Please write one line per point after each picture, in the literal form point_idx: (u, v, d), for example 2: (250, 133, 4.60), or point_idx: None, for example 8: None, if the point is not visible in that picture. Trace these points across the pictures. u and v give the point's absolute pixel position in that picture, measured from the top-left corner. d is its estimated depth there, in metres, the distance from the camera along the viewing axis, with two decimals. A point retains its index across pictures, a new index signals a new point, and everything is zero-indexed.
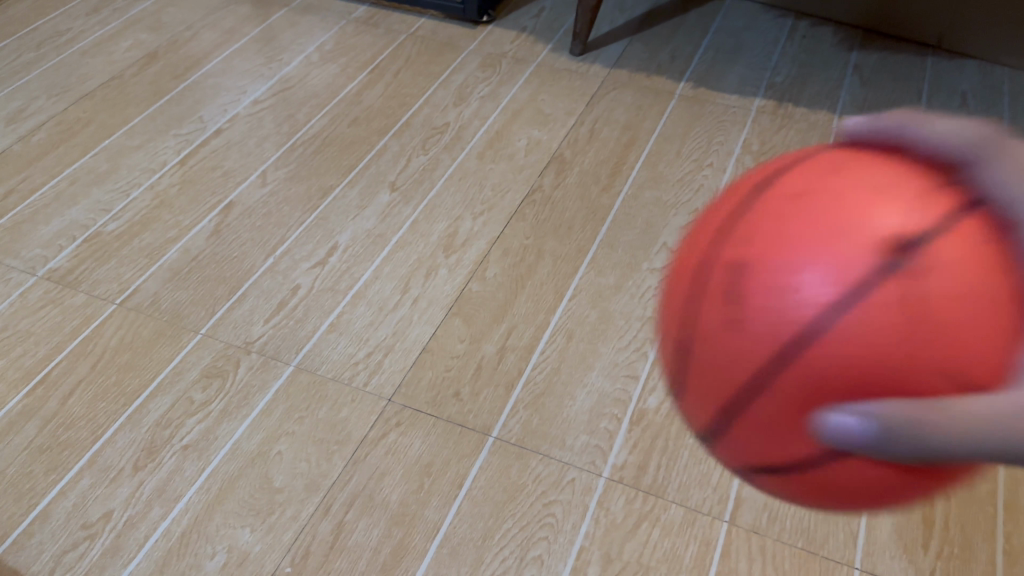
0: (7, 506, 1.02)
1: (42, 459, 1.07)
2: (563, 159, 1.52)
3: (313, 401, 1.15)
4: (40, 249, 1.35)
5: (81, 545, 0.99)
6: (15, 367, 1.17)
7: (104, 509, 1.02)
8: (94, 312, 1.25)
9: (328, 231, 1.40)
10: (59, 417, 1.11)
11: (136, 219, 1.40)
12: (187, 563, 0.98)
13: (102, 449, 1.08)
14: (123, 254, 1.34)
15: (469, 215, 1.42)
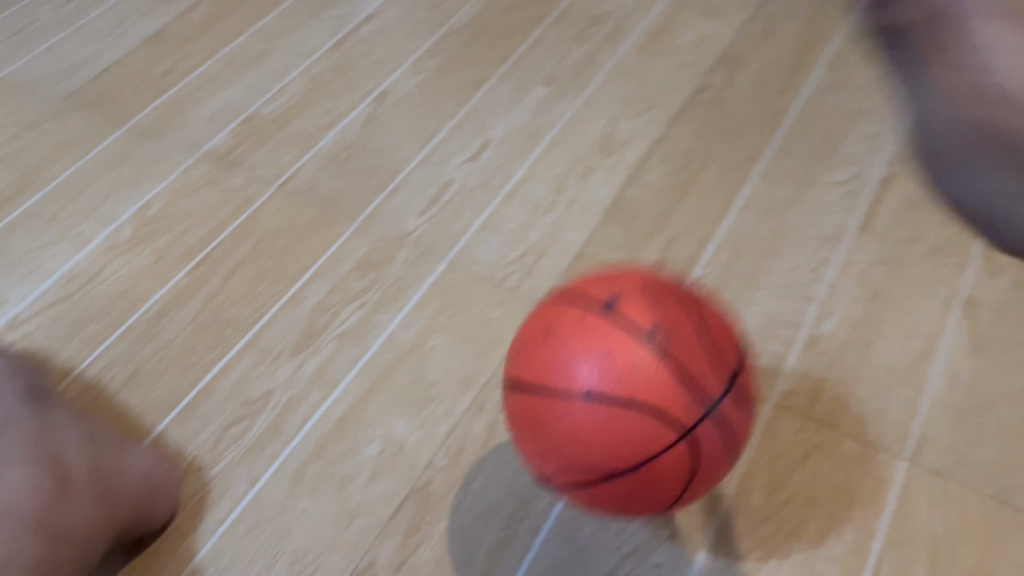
0: (175, 378, 1.05)
1: (206, 335, 1.09)
2: (734, 59, 1.41)
3: (467, 299, 1.13)
4: (200, 129, 1.35)
5: (244, 421, 1.01)
6: (179, 244, 1.19)
7: (265, 388, 1.03)
8: (253, 195, 1.25)
9: (481, 125, 1.34)
10: (221, 295, 1.13)
11: (292, 103, 1.39)
12: (344, 448, 0.98)
13: (262, 330, 1.09)
14: (280, 138, 1.33)
15: (630, 114, 1.34)
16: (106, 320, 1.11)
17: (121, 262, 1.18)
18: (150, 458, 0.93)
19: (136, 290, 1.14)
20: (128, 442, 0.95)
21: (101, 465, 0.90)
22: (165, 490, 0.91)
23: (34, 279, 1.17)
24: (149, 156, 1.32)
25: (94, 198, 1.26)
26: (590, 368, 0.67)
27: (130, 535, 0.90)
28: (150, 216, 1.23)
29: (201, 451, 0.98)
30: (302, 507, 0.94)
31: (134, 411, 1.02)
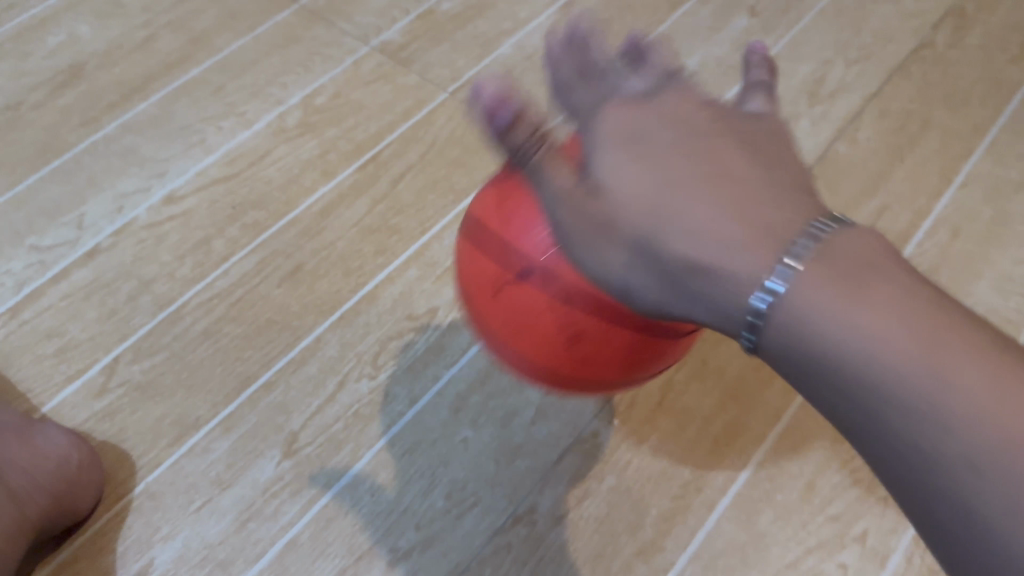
0: (337, 279, 0.99)
1: (372, 240, 1.03)
2: (964, 13, 1.27)
3: None
4: (373, 18, 1.27)
5: (407, 335, 0.95)
6: (347, 139, 1.12)
7: (430, 305, 0.97)
8: (425, 98, 1.17)
9: (674, 51, 1.22)
10: (389, 200, 1.07)
11: (471, 2, 1.29)
12: (509, 382, 0.92)
13: (429, 244, 1.03)
14: (456, 40, 1.24)
15: (842, 61, 1.20)
16: (267, 208, 1.06)
17: (285, 149, 1.12)
18: (69, 443, 0.83)
19: (300, 181, 1.08)
20: (42, 423, 0.85)
21: (7, 465, 0.80)
22: (84, 484, 0.82)
23: (194, 153, 1.12)
24: (320, 40, 1.24)
25: (259, 78, 1.20)
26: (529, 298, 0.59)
27: (82, 506, 0.83)
28: (318, 104, 1.17)
29: (360, 360, 0.93)
30: (462, 437, 0.88)
31: (293, 308, 0.97)
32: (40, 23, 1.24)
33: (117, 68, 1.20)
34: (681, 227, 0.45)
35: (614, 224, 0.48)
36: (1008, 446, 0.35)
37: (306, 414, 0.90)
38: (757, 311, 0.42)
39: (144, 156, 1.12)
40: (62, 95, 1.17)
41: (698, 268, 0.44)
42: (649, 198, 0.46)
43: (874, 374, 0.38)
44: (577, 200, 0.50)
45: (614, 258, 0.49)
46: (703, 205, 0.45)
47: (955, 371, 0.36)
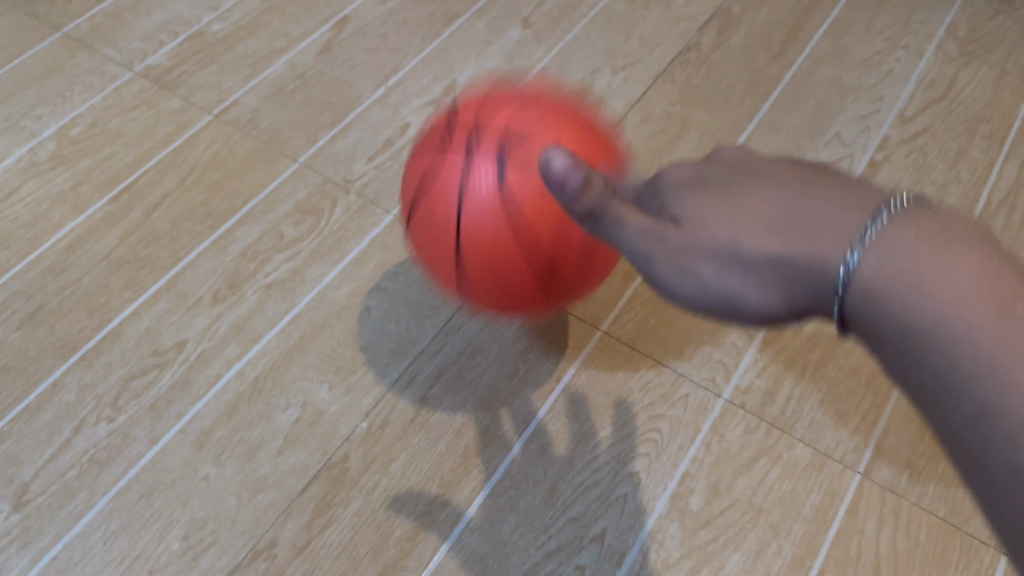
0: (80, 318, 0.96)
1: (119, 274, 1.00)
2: (729, 16, 1.31)
3: (410, 258, 1.04)
4: (140, 42, 1.23)
5: (150, 372, 0.93)
6: (102, 169, 1.09)
7: (178, 338, 0.95)
8: (188, 121, 1.14)
9: (447, 66, 1.23)
10: (141, 230, 1.03)
11: (244, 23, 1.26)
12: (257, 412, 0.90)
13: (181, 274, 1.00)
14: (225, 60, 1.21)
15: (609, 68, 1.23)
16: (13, 248, 1.02)
17: (36, 185, 1.07)
18: None
19: (48, 217, 1.04)
20: None
21: None
22: None
23: None
24: (81, 68, 1.20)
25: (14, 111, 1.15)
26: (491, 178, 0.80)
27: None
28: (74, 135, 1.12)
29: (99, 403, 0.90)
30: (203, 474, 0.86)
31: (31, 351, 0.94)
32: None
33: None
34: (815, 246, 0.44)
35: (723, 248, 0.48)
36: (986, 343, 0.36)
37: (39, 462, 0.87)
38: (842, 283, 0.42)
39: None
40: None
41: (969, 352, 0.37)
42: (779, 209, 0.47)
43: (989, 356, 0.36)
44: (931, 326, 0.38)
45: (703, 270, 0.49)
46: (842, 236, 0.43)
47: (970, 274, 0.38)
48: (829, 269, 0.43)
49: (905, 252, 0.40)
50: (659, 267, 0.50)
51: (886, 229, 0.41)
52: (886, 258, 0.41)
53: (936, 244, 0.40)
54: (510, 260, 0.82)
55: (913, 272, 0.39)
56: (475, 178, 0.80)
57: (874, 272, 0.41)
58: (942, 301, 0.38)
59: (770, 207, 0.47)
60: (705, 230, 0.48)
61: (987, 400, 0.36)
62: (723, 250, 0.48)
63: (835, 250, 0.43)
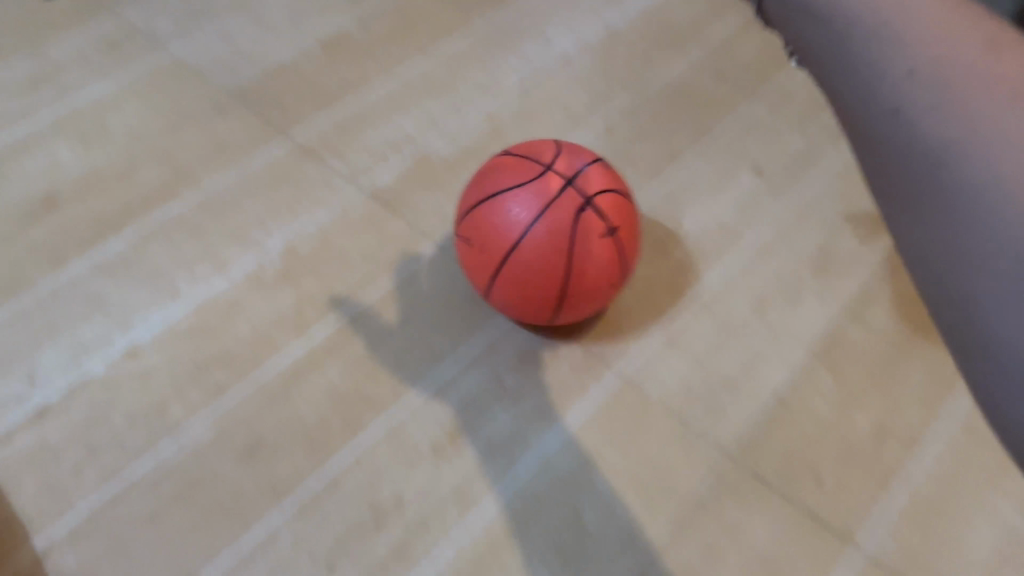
0: (299, 458, 0.93)
1: (340, 411, 0.97)
2: None
3: (638, 428, 0.96)
4: (366, 157, 1.23)
5: (367, 530, 0.88)
6: (327, 292, 1.08)
7: (397, 494, 0.91)
8: (414, 246, 1.13)
9: (676, 213, 1.18)
10: (363, 363, 1.01)
11: (468, 146, 1.25)
12: None
13: (403, 418, 0.97)
14: (450, 185, 1.20)
15: (850, 231, 1.17)
16: (235, 369, 1.00)
17: (261, 302, 1.07)
18: None
19: (273, 339, 1.03)
20: None
21: None
22: None
23: (164, 301, 1.06)
24: (308, 179, 1.20)
25: (241, 219, 1.15)
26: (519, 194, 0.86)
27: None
28: (300, 251, 1.12)
29: (315, 559, 0.86)
30: None
31: (248, 489, 0.90)
32: (16, 143, 1.23)
33: (94, 202, 1.16)
34: (984, 109, 0.41)
35: (909, 109, 0.45)
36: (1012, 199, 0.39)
37: None
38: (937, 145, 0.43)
39: (110, 301, 1.06)
40: (31, 226, 1.13)
41: (964, 125, 0.42)
42: (941, 75, 0.44)
43: (1000, 203, 0.40)
44: (969, 165, 0.41)
45: (893, 68, 0.46)
46: (1015, 113, 0.41)
47: (1016, 132, 0.40)
48: (944, 132, 0.43)
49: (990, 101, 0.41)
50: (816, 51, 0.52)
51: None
52: (980, 109, 0.42)
53: (1022, 96, 0.41)
54: (546, 280, 0.87)
55: (992, 136, 0.41)
56: (504, 198, 0.86)
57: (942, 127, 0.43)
58: (993, 102, 0.41)
59: (987, 100, 0.42)
60: (890, 59, 0.46)
61: (975, 280, 0.40)
62: (908, 72, 0.45)
63: (996, 123, 0.41)
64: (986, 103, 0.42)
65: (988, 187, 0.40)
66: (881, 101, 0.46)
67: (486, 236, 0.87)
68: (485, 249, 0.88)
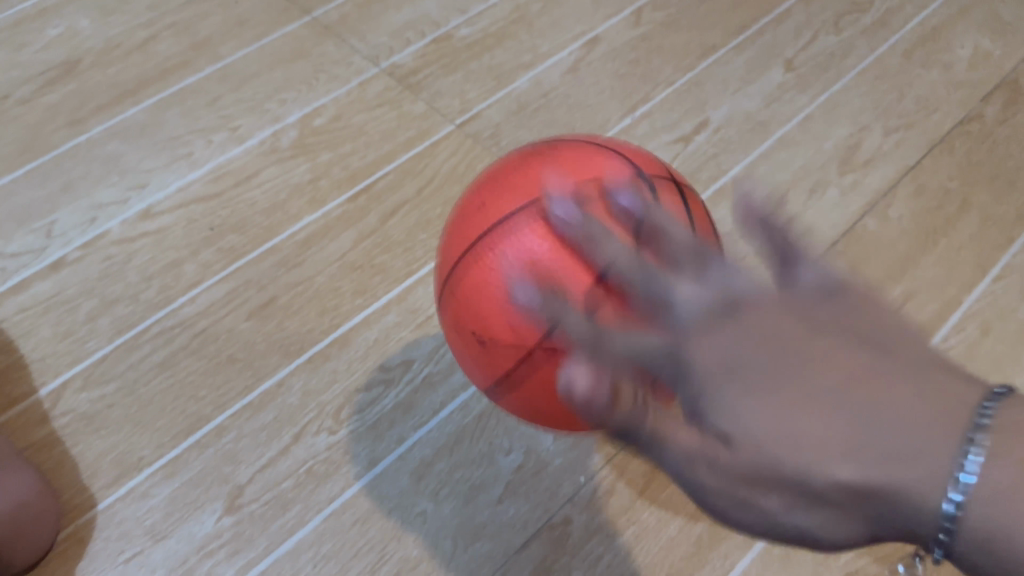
0: (309, 319, 0.94)
1: (352, 278, 0.97)
2: (1018, 88, 1.18)
3: None
4: (387, 38, 1.21)
5: (375, 388, 0.89)
6: (342, 166, 1.07)
7: (405, 357, 0.91)
8: (430, 128, 1.12)
9: (700, 102, 1.15)
10: (376, 235, 1.01)
11: (491, 31, 1.22)
12: (479, 451, 0.85)
13: (413, 287, 0.97)
14: (471, 69, 1.18)
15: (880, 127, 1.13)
16: (249, 234, 1.00)
17: (276, 172, 1.06)
18: (33, 492, 0.77)
19: (287, 208, 1.03)
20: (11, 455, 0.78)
21: None
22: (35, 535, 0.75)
23: (180, 167, 1.06)
24: (328, 57, 1.18)
25: (259, 91, 1.14)
26: (530, 245, 0.56)
27: (15, 565, 0.75)
28: (317, 125, 1.11)
29: (321, 412, 0.87)
30: (421, 509, 0.82)
31: (258, 346, 0.92)
32: (40, 14, 1.21)
33: (113, 69, 1.16)
34: (911, 447, 0.40)
35: (772, 473, 0.42)
36: (813, 458, 0.41)
37: (256, 465, 0.84)
38: (947, 528, 0.39)
39: (126, 164, 1.06)
40: (52, 93, 1.13)
41: (790, 454, 0.42)
42: (853, 438, 0.41)
43: (872, 474, 0.40)
44: (787, 450, 0.42)
45: (770, 503, 0.44)
46: (890, 463, 0.40)
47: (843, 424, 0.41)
48: (838, 477, 0.41)
49: (772, 413, 0.43)
50: (726, 496, 0.44)
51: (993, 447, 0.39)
52: (750, 406, 0.44)
53: (792, 405, 0.43)
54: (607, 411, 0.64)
55: (819, 450, 0.41)
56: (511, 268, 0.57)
57: (743, 426, 0.44)
58: (784, 381, 0.44)
59: (814, 384, 0.43)
60: (779, 467, 0.42)
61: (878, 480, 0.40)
62: (756, 476, 0.43)
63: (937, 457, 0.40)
64: (763, 410, 0.43)
65: (797, 463, 0.42)
66: (713, 495, 0.45)
67: (485, 316, 0.58)
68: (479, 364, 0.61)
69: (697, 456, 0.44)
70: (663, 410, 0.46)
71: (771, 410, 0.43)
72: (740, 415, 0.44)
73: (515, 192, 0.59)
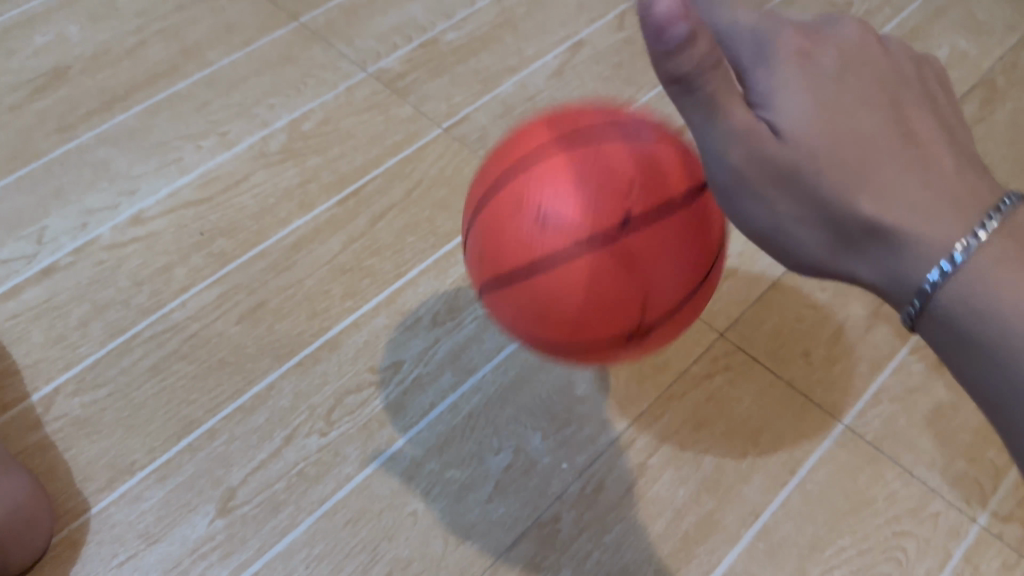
0: (300, 321, 0.95)
1: (342, 281, 0.98)
2: (994, 87, 1.20)
3: None
4: (374, 43, 1.22)
5: (365, 390, 0.90)
6: (330, 170, 1.08)
7: (394, 358, 0.92)
8: (418, 131, 1.13)
9: None
10: (365, 238, 1.02)
11: (477, 34, 1.24)
12: (469, 450, 0.86)
13: (402, 289, 0.98)
14: (457, 73, 1.19)
15: None
16: (238, 238, 1.01)
17: (265, 177, 1.07)
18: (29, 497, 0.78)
19: (276, 212, 1.04)
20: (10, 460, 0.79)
21: None
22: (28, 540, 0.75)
23: (169, 172, 1.07)
24: (315, 61, 1.19)
25: (247, 96, 1.15)
26: (581, 198, 0.54)
27: (5, 568, 0.75)
28: (305, 130, 1.12)
29: (312, 414, 0.88)
30: (411, 509, 0.83)
31: (249, 349, 0.93)
32: (28, 21, 1.22)
33: (101, 75, 1.16)
34: (900, 182, 0.41)
35: (804, 165, 0.42)
36: (853, 166, 0.41)
37: (248, 468, 0.85)
38: (932, 280, 0.40)
39: (116, 170, 1.07)
40: (40, 99, 1.13)
41: (821, 161, 0.42)
42: (859, 150, 0.41)
43: (831, 147, 0.42)
44: (819, 167, 0.42)
45: (780, 207, 0.44)
46: (912, 182, 0.41)
47: (910, 172, 0.41)
48: (867, 211, 0.41)
49: (823, 133, 0.42)
50: (752, 183, 0.44)
51: (1009, 223, 0.39)
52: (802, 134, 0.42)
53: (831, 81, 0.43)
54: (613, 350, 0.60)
55: (819, 142, 0.42)
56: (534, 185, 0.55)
57: (791, 109, 0.42)
58: (855, 150, 0.41)
59: (852, 105, 0.42)
60: (825, 175, 0.42)
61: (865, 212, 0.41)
62: (800, 170, 0.42)
63: (951, 216, 0.40)
64: (811, 88, 0.43)
65: (833, 163, 0.42)
66: (747, 182, 0.44)
67: (513, 229, 0.56)
68: (482, 256, 0.59)
69: (738, 166, 0.43)
70: (729, 82, 0.42)
71: (825, 100, 0.42)
72: (798, 94, 0.43)
73: (545, 127, 0.58)
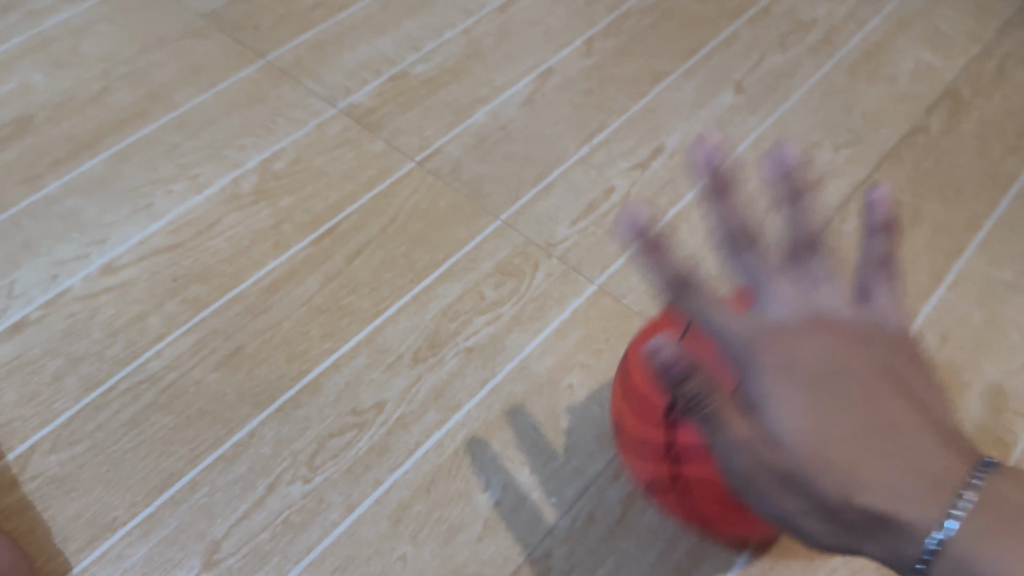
0: (279, 365, 0.94)
1: (320, 322, 0.97)
2: (959, 98, 1.22)
3: (615, 334, 0.97)
4: (343, 78, 1.22)
5: (348, 432, 0.89)
6: (304, 209, 1.07)
7: (377, 399, 0.91)
8: (391, 166, 1.12)
9: (654, 128, 1.17)
10: (342, 277, 1.01)
11: (446, 66, 1.24)
12: (456, 489, 0.85)
13: (382, 328, 0.97)
14: (428, 105, 1.19)
15: (830, 143, 1.16)
16: (213, 283, 1.00)
17: (238, 219, 1.06)
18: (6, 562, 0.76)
19: (250, 254, 1.03)
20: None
21: None
22: None
23: (141, 218, 1.06)
24: (284, 99, 1.19)
25: (217, 138, 1.14)
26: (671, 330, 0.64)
27: None
28: (277, 169, 1.11)
29: (295, 460, 0.87)
30: (400, 553, 0.82)
31: (228, 397, 0.91)
32: None
33: (68, 122, 1.15)
34: (907, 490, 0.46)
35: (814, 478, 0.47)
36: (852, 471, 0.47)
37: (231, 519, 0.83)
38: (925, 556, 0.46)
39: (85, 219, 1.05)
40: (6, 150, 1.11)
41: (821, 463, 0.47)
42: (857, 458, 0.47)
43: (849, 473, 0.47)
44: (818, 464, 0.47)
45: (791, 502, 0.49)
46: (915, 479, 0.47)
47: (899, 459, 0.47)
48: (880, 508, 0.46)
49: (825, 433, 0.48)
50: (762, 486, 0.49)
51: (984, 497, 0.46)
52: (808, 430, 0.48)
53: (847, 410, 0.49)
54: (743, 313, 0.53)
55: (833, 460, 0.47)
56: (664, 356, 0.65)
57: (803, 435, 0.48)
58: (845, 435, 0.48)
59: (842, 409, 0.49)
60: (823, 476, 0.47)
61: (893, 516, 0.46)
62: (801, 476, 0.48)
63: (922, 502, 0.46)
64: (813, 416, 0.48)
65: (823, 467, 0.47)
66: (757, 484, 0.49)
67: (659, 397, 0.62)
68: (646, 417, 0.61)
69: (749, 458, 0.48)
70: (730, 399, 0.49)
71: (839, 427, 0.48)
72: (811, 426, 0.48)
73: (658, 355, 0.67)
